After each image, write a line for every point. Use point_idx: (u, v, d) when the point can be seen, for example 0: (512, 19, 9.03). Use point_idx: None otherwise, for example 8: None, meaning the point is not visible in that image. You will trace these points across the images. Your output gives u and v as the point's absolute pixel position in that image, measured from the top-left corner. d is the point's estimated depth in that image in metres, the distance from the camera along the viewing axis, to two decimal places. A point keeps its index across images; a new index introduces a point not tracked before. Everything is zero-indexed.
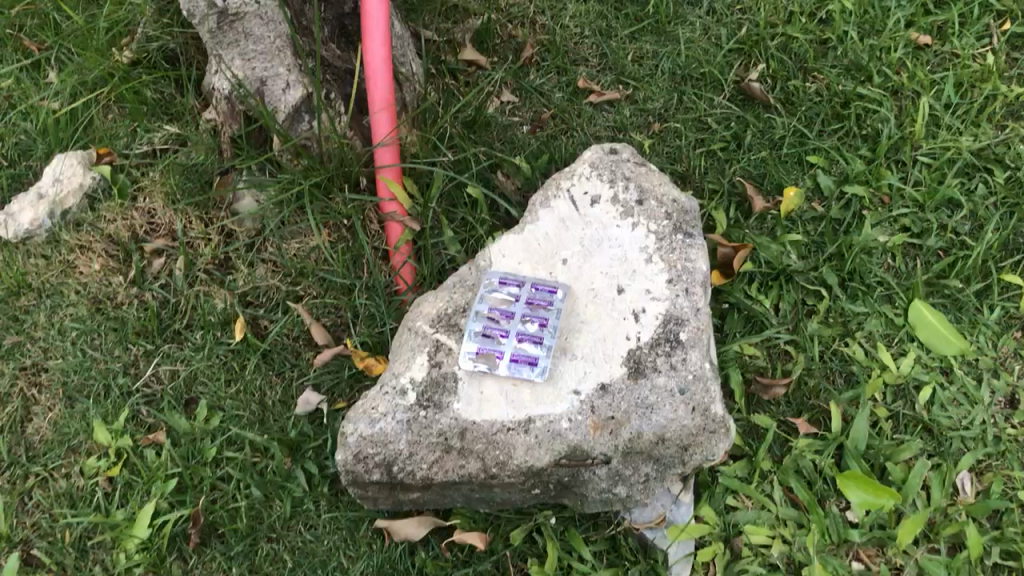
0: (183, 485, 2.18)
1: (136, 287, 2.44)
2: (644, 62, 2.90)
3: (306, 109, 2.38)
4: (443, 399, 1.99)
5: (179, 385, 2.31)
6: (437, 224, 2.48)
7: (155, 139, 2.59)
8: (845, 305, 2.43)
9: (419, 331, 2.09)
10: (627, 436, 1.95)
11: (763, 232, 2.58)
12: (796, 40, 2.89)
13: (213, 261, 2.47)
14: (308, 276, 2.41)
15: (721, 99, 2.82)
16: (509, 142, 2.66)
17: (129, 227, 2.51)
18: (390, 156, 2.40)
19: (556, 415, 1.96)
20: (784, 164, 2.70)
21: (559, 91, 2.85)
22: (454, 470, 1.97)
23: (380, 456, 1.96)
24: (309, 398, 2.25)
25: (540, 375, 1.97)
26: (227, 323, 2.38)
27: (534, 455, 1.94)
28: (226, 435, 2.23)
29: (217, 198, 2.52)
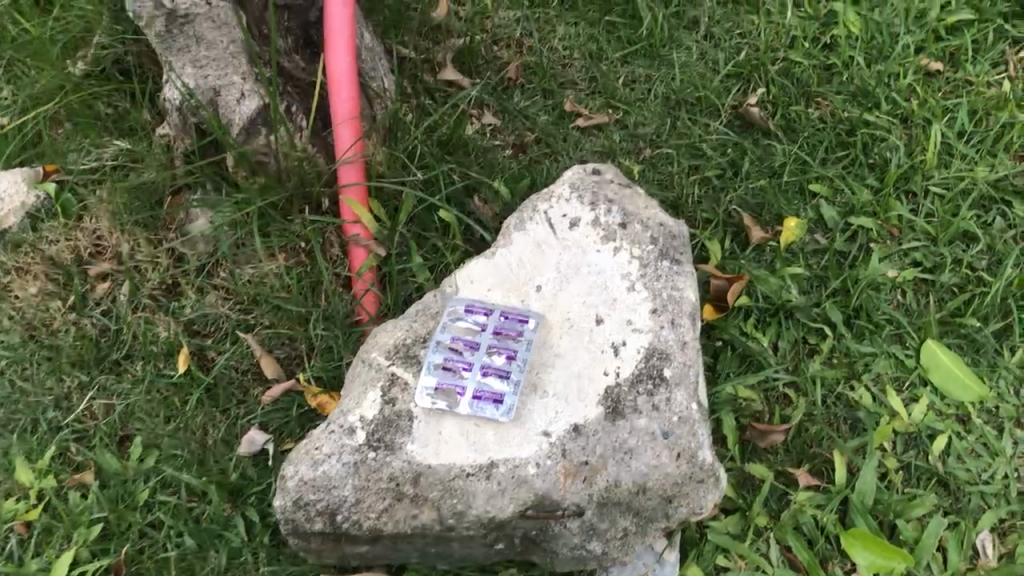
0: (108, 532, 1.95)
1: (75, 313, 2.23)
2: (636, 86, 2.71)
3: (263, 122, 2.20)
4: (395, 440, 1.77)
5: (113, 421, 2.09)
6: (405, 249, 2.27)
7: (104, 156, 2.40)
8: (851, 344, 2.20)
9: (374, 363, 1.87)
10: (603, 484, 1.73)
11: (760, 264, 2.37)
12: (799, 65, 2.70)
13: (160, 286, 2.26)
14: (261, 303, 2.20)
15: (718, 125, 2.63)
16: (487, 165, 2.45)
17: (73, 248, 2.31)
18: (355, 173, 2.23)
19: (522, 460, 1.74)
20: (785, 193, 2.50)
21: (545, 115, 2.65)
22: (406, 521, 1.74)
23: (322, 502, 1.74)
24: (254, 437, 2.03)
25: (506, 415, 1.76)
26: (171, 353, 2.17)
27: (496, 505, 1.71)
28: (160, 477, 2.00)
29: (167, 219, 2.33)
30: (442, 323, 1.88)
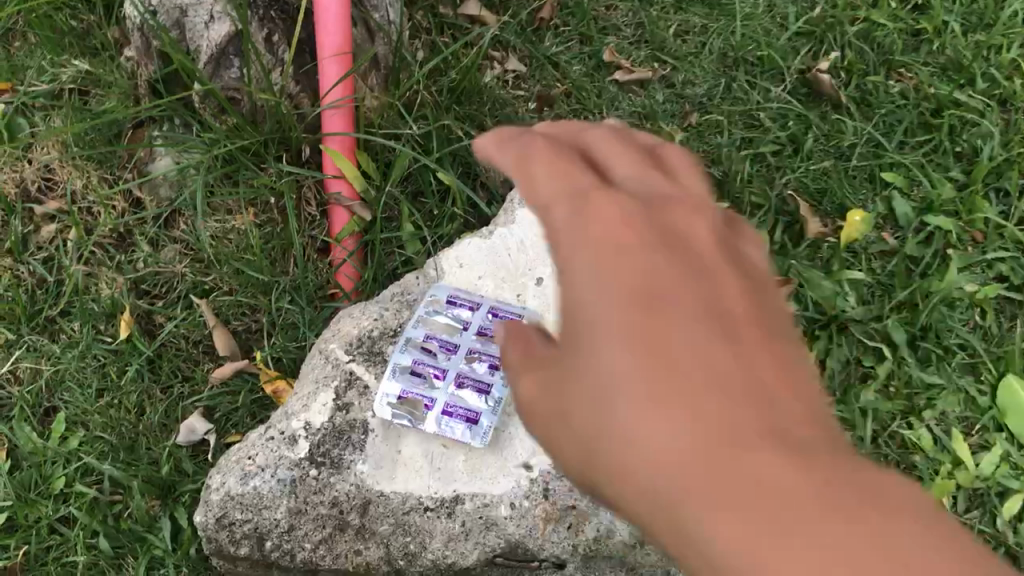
0: (14, 525, 1.68)
1: (11, 258, 1.92)
2: (689, 37, 2.31)
3: (236, 52, 1.84)
4: (343, 457, 1.45)
5: (39, 388, 1.80)
6: (395, 215, 1.95)
7: (61, 77, 2.05)
8: (914, 372, 1.85)
9: (330, 357, 1.54)
10: (591, 535, 1.39)
11: (813, 264, 2.02)
12: (882, 27, 2.28)
13: (111, 235, 1.94)
14: (221, 265, 1.87)
15: (780, 92, 2.23)
16: (503, 119, 2.10)
17: (18, 181, 1.99)
18: (342, 122, 1.89)
19: (494, 498, 1.41)
20: (851, 179, 2.12)
21: (578, 64, 2.26)
22: (347, 556, 1.45)
23: (250, 524, 1.44)
24: (194, 425, 1.75)
25: (481, 440, 1.42)
26: (113, 315, 1.86)
27: (457, 550, 1.41)
28: (81, 463, 1.71)
29: (124, 155, 1.99)
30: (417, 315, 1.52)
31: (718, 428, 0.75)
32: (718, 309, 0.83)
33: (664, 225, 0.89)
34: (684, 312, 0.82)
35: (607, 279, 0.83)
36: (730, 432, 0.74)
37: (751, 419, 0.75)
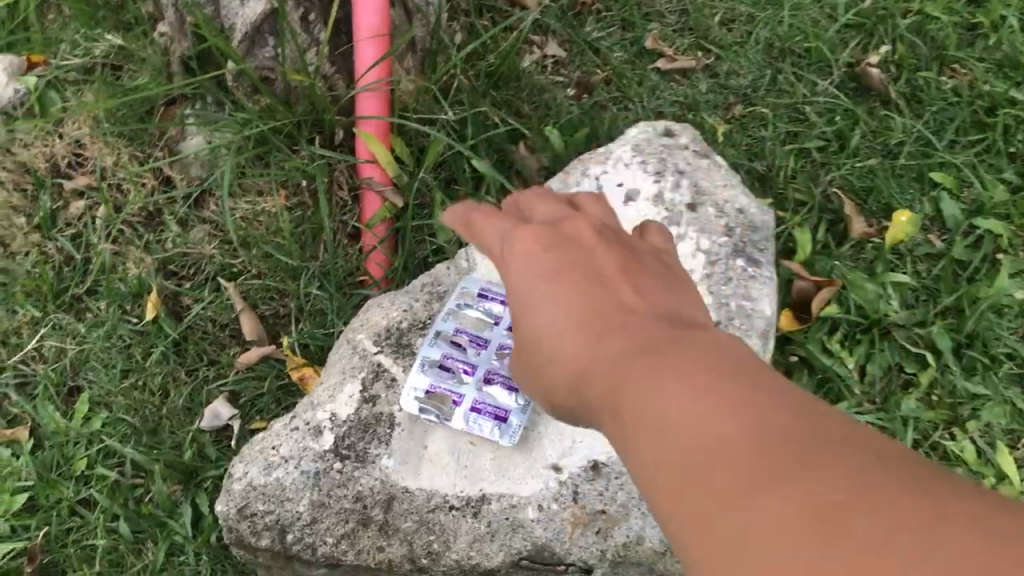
0: (35, 505, 1.66)
1: (39, 234, 1.90)
2: (735, 26, 2.24)
3: (271, 31, 1.80)
4: (369, 450, 1.42)
5: (64, 367, 1.78)
6: (428, 202, 1.91)
7: (93, 52, 2.02)
8: (958, 381, 1.79)
9: (358, 348, 1.51)
10: (620, 540, 1.34)
11: (857, 264, 1.95)
12: (935, 21, 2.20)
13: (140, 213, 1.91)
14: (250, 248, 1.85)
15: (827, 85, 2.16)
16: (540, 106, 2.05)
17: (48, 156, 1.96)
18: (376, 106, 1.84)
19: (522, 500, 1.37)
20: (899, 178, 2.04)
21: (620, 51, 2.20)
22: (370, 553, 1.40)
23: (271, 516, 1.40)
24: (218, 410, 1.73)
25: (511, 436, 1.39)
26: (139, 295, 1.84)
27: (483, 550, 1.37)
28: (104, 445, 1.70)
29: (155, 132, 1.96)
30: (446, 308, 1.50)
31: (606, 334, 0.91)
32: (610, 270, 1.00)
33: (580, 228, 1.09)
34: (589, 276, 0.99)
35: (532, 260, 1.03)
36: (615, 333, 0.90)
37: (631, 323, 0.90)
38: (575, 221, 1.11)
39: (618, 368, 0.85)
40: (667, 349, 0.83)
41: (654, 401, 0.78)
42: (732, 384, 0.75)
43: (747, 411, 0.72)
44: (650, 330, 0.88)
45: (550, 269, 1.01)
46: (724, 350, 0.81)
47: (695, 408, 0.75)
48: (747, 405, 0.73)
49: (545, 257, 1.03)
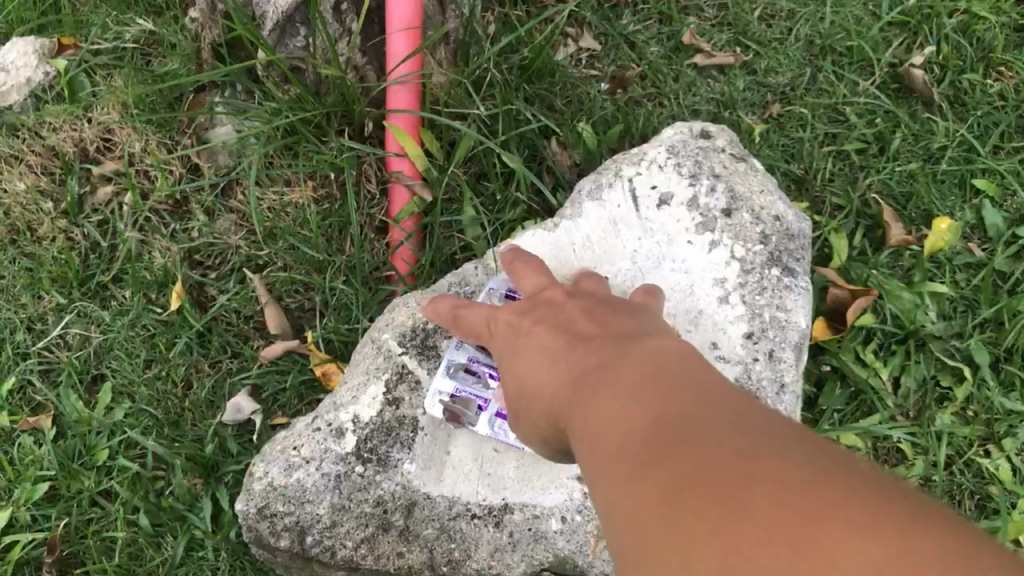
0: (57, 494, 1.66)
1: (66, 219, 1.89)
2: (775, 22, 2.16)
3: (302, 20, 1.76)
4: (391, 454, 1.40)
5: (88, 355, 1.77)
6: (457, 197, 1.87)
7: (124, 36, 2.00)
8: (996, 398, 1.75)
9: (382, 348, 1.47)
10: None
11: (894, 273, 1.91)
12: (984, 21, 2.12)
13: (166, 201, 1.90)
14: (277, 239, 1.82)
15: (869, 85, 2.10)
16: (574, 101, 2.02)
17: (76, 141, 1.95)
18: (408, 99, 1.82)
19: (545, 511, 1.36)
20: (940, 185, 1.99)
21: (656, 45, 2.14)
22: (389, 558, 1.38)
23: (291, 517, 1.38)
24: (240, 404, 1.70)
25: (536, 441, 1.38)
26: (165, 284, 1.82)
27: (503, 560, 1.36)
28: (126, 436, 1.69)
29: (184, 120, 1.94)
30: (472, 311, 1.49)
31: (576, 352, 1.03)
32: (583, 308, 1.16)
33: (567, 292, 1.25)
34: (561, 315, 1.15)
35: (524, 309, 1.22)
36: (581, 352, 1.02)
37: (597, 341, 1.02)
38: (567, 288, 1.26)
39: (576, 379, 0.97)
40: (618, 356, 0.95)
41: (599, 397, 0.90)
42: (661, 373, 0.86)
43: (669, 390, 0.83)
44: (607, 343, 1.00)
45: (538, 325, 1.16)
46: (667, 352, 0.92)
47: (625, 396, 0.86)
48: (669, 387, 0.83)
49: (534, 317, 1.19)
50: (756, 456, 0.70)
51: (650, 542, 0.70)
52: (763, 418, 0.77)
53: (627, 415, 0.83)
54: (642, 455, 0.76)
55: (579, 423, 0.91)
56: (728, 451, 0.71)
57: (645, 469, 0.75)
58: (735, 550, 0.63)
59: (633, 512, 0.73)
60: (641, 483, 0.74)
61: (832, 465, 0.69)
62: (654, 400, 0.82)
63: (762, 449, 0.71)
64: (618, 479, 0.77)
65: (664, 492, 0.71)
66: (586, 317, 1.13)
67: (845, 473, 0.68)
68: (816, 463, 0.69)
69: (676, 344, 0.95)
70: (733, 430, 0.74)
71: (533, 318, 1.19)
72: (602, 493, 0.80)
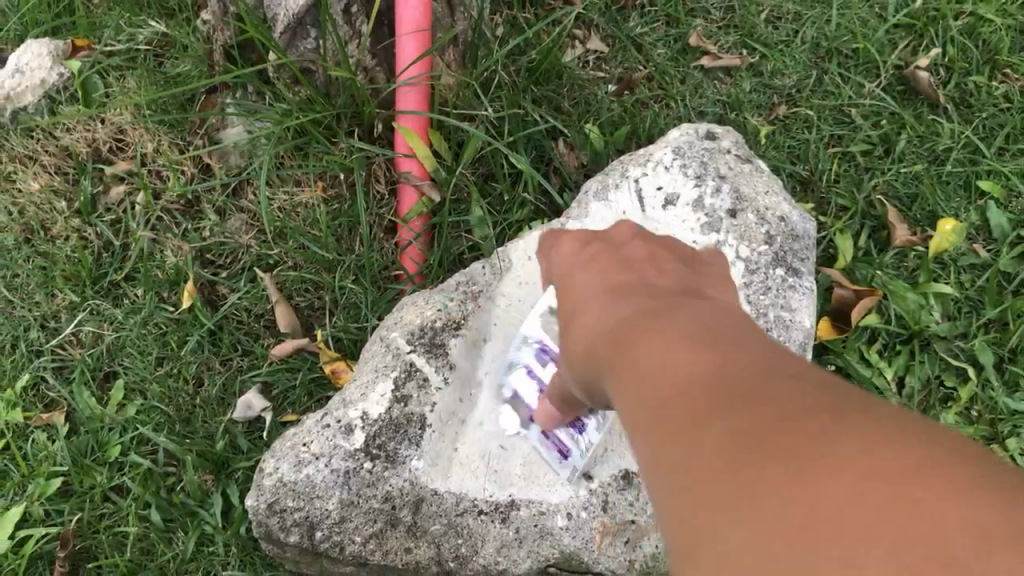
0: (70, 489, 1.68)
1: (79, 219, 1.92)
2: (782, 24, 2.18)
3: (313, 22, 1.77)
4: (399, 451, 1.41)
5: (100, 352, 1.80)
6: (466, 198, 1.89)
7: (137, 38, 2.03)
8: (1000, 398, 1.77)
9: (391, 346, 1.48)
10: (648, 551, 1.37)
11: (899, 274, 1.92)
12: (990, 24, 2.14)
13: (178, 201, 1.92)
14: (287, 239, 1.85)
15: (874, 87, 2.11)
16: (581, 103, 2.03)
17: (90, 141, 1.97)
18: (416, 101, 1.84)
19: (551, 507, 1.40)
20: (945, 187, 2.00)
21: (663, 47, 2.16)
22: (397, 554, 1.40)
23: (301, 512, 1.39)
24: (251, 401, 1.73)
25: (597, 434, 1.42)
26: (176, 283, 1.85)
27: (509, 556, 1.38)
28: (138, 432, 1.71)
29: (196, 121, 1.97)
30: (489, 324, 1.55)
31: (620, 310, 1.04)
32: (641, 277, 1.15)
33: (626, 238, 1.27)
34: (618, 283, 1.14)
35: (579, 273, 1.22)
36: (625, 310, 1.03)
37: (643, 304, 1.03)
38: (615, 238, 1.28)
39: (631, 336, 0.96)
40: (665, 319, 0.95)
41: (649, 354, 0.90)
42: (712, 338, 0.87)
43: (724, 354, 0.83)
44: (653, 307, 1.01)
45: (591, 277, 1.18)
46: (719, 322, 0.93)
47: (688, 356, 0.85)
48: (723, 352, 0.84)
49: (585, 267, 1.21)
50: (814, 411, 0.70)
51: (703, 487, 0.69)
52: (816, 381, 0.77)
53: (681, 373, 0.83)
54: (697, 409, 0.76)
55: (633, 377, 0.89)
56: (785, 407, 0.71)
57: (701, 421, 0.75)
58: (799, 487, 0.62)
59: (689, 463, 0.72)
60: (694, 436, 0.74)
61: (895, 419, 0.69)
62: (708, 360, 0.82)
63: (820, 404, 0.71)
64: (669, 432, 0.77)
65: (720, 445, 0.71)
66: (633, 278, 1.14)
67: (906, 426, 0.67)
68: (873, 416, 0.68)
69: (727, 317, 0.96)
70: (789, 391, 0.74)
71: (585, 268, 1.21)
72: (649, 444, 0.79)
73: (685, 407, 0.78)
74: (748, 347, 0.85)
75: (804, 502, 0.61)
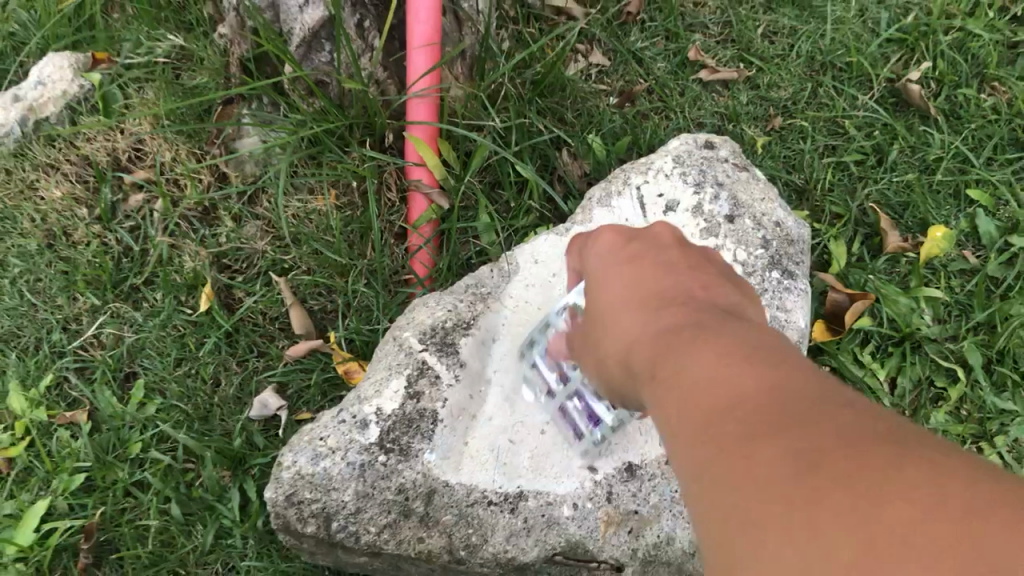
0: (93, 484, 1.74)
1: (100, 225, 1.99)
2: (777, 39, 2.26)
3: (327, 36, 1.87)
4: (412, 445, 1.48)
5: (121, 353, 1.87)
6: (473, 205, 1.96)
7: (156, 51, 2.11)
8: (988, 397, 1.84)
9: (403, 345, 1.55)
10: (651, 540, 1.43)
11: (891, 279, 1.99)
12: (978, 38, 2.22)
13: (195, 208, 1.99)
14: (301, 245, 1.92)
15: (867, 99, 2.19)
16: (585, 114, 2.11)
17: (110, 150, 2.05)
18: (426, 111, 1.90)
19: (557, 498, 1.46)
20: (935, 195, 2.08)
21: (663, 61, 2.24)
22: (410, 543, 1.45)
23: (318, 504, 1.44)
24: (267, 401, 1.79)
25: (612, 419, 1.45)
26: (194, 287, 1.92)
27: (518, 544, 1.43)
28: (158, 430, 1.78)
29: (213, 131, 2.04)
30: (497, 324, 1.63)
31: (654, 312, 1.01)
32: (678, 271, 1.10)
33: (664, 236, 1.20)
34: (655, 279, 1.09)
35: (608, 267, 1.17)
36: (661, 314, 1.00)
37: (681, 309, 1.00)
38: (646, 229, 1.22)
39: (675, 345, 0.92)
40: (707, 326, 0.93)
41: (696, 369, 0.85)
42: (771, 362, 0.82)
43: (774, 372, 0.81)
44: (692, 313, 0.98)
45: (620, 271, 1.13)
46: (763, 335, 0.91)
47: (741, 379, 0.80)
48: (773, 369, 0.81)
49: (615, 262, 1.16)
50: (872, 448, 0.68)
51: (768, 533, 0.66)
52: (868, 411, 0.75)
53: (728, 387, 0.81)
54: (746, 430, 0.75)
55: (680, 391, 0.85)
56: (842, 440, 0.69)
57: (751, 441, 0.73)
58: (884, 551, 0.59)
59: (736, 483, 0.71)
60: (744, 455, 0.72)
61: (952, 462, 0.67)
62: (758, 378, 0.80)
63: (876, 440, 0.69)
64: (726, 465, 0.74)
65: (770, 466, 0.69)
66: (666, 272, 1.09)
67: (964, 469, 0.66)
68: (931, 459, 0.67)
69: (781, 339, 0.90)
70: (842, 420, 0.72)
71: (615, 265, 1.16)
72: (690, 458, 0.78)
73: (742, 433, 0.75)
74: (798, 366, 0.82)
75: (858, 539, 0.61)
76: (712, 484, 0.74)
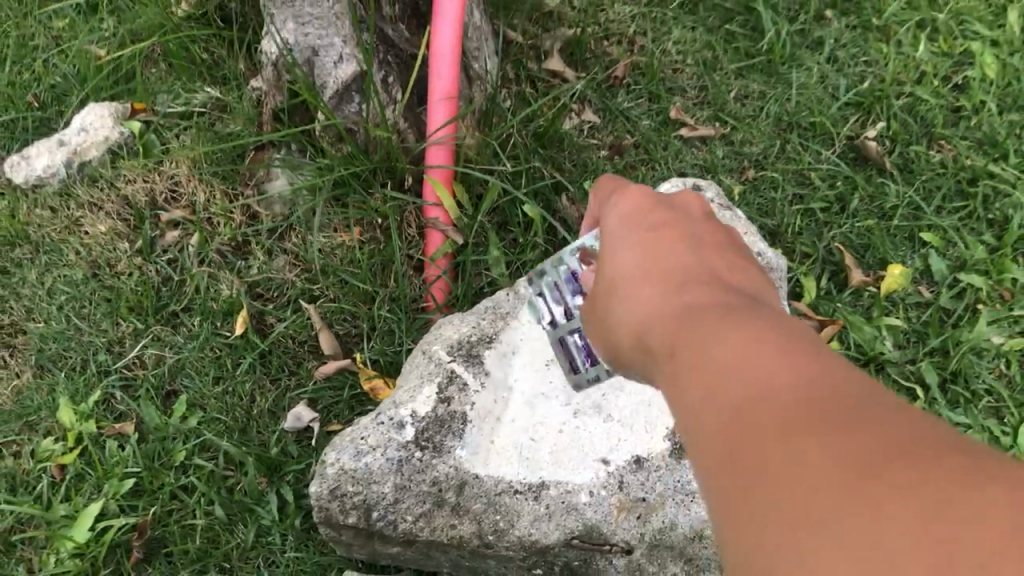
0: (140, 488, 1.90)
1: (141, 257, 2.17)
2: (749, 101, 2.54)
3: (358, 89, 2.09)
4: (444, 442, 1.66)
5: (162, 372, 2.04)
6: (483, 240, 2.17)
7: (192, 101, 2.32)
8: (942, 411, 2.07)
9: (434, 357, 1.75)
10: (656, 525, 1.62)
11: (856, 310, 2.24)
12: (926, 103, 2.52)
13: (229, 243, 2.18)
14: (329, 276, 2.12)
15: (830, 154, 2.45)
16: (580, 163, 2.34)
17: (148, 191, 2.22)
18: (444, 156, 2.08)
19: (575, 486, 1.65)
20: (892, 238, 2.34)
21: (648, 119, 2.48)
22: (443, 530, 1.63)
23: (359, 496, 1.61)
24: (300, 414, 1.98)
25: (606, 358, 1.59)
26: (229, 313, 2.09)
27: (540, 528, 1.62)
28: (200, 439, 1.95)
29: (246, 174, 2.24)
30: (516, 338, 1.83)
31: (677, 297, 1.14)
32: (696, 267, 1.22)
33: (692, 215, 1.36)
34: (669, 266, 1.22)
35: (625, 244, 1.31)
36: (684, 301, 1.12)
37: (694, 308, 1.10)
38: (675, 218, 1.34)
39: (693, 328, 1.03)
40: (723, 319, 1.02)
41: (714, 342, 0.96)
42: (786, 337, 0.92)
43: (787, 362, 0.88)
44: (710, 307, 1.08)
45: (638, 252, 1.27)
46: (778, 325, 0.98)
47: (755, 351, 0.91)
48: (790, 351, 0.89)
49: (634, 249, 1.28)
50: (870, 432, 0.74)
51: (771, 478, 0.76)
52: (876, 395, 0.81)
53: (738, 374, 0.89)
54: (752, 416, 0.83)
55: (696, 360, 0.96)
56: (839, 422, 0.76)
57: (761, 421, 0.82)
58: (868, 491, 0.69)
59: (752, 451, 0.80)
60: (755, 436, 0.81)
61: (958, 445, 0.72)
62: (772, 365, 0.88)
63: (875, 423, 0.75)
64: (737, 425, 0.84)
65: (786, 443, 0.77)
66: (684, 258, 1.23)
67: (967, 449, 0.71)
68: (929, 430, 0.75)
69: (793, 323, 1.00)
70: (843, 396, 0.80)
71: (636, 245, 1.29)
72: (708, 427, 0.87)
73: (754, 398, 0.85)
74: (813, 353, 0.89)
75: (845, 488, 0.70)
76: (727, 455, 0.82)
